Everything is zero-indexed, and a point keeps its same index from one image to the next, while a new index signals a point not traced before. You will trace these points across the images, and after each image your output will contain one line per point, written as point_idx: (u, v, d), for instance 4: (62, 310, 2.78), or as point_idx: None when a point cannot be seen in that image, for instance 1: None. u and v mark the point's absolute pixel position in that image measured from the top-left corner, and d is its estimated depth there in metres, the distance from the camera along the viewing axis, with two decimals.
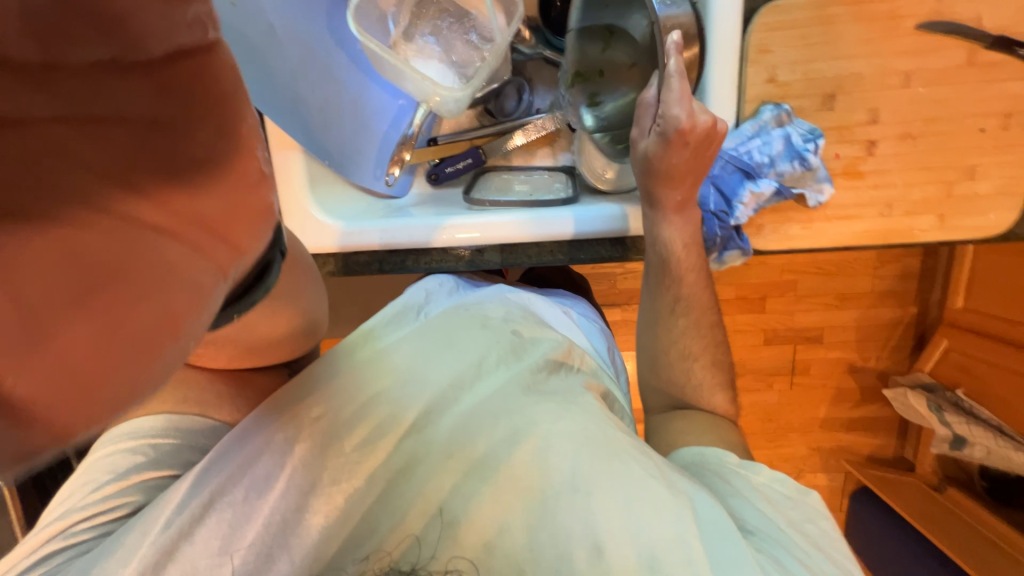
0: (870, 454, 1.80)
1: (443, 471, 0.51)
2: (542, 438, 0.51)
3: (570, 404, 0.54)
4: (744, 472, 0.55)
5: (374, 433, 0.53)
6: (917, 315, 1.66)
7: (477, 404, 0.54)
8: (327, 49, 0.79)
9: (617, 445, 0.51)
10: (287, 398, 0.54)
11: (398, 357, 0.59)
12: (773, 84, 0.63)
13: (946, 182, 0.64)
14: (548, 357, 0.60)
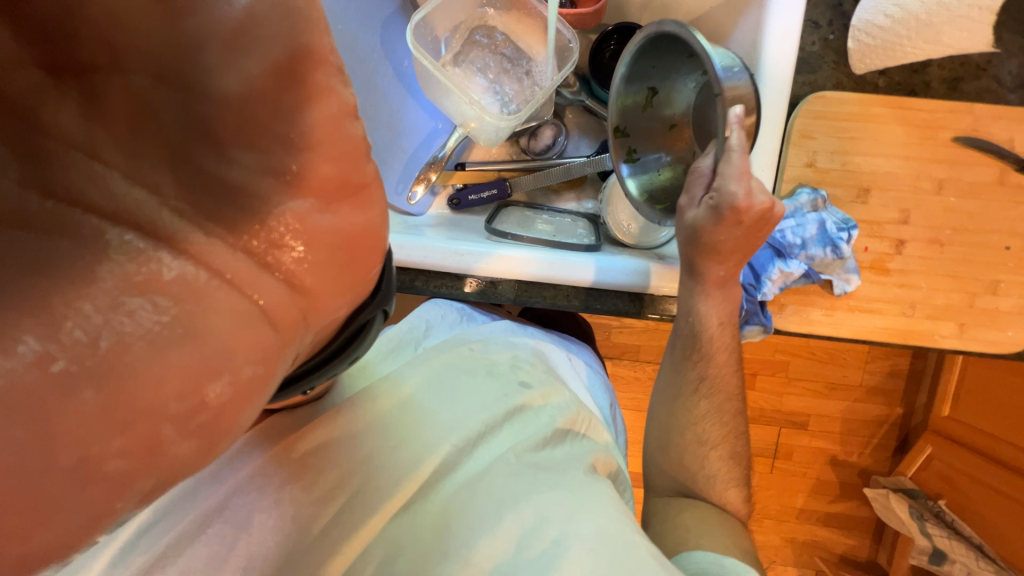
0: (844, 554, 1.74)
1: (437, 558, 0.49)
2: (552, 539, 0.48)
3: (578, 493, 0.52)
4: None
5: (358, 495, 0.52)
6: (902, 417, 1.65)
7: (481, 480, 0.53)
8: (374, 59, 0.79)
9: (633, 557, 0.47)
10: (273, 456, 0.52)
11: (394, 411, 0.56)
12: (811, 169, 0.64)
13: (969, 292, 0.64)
14: (556, 425, 0.58)
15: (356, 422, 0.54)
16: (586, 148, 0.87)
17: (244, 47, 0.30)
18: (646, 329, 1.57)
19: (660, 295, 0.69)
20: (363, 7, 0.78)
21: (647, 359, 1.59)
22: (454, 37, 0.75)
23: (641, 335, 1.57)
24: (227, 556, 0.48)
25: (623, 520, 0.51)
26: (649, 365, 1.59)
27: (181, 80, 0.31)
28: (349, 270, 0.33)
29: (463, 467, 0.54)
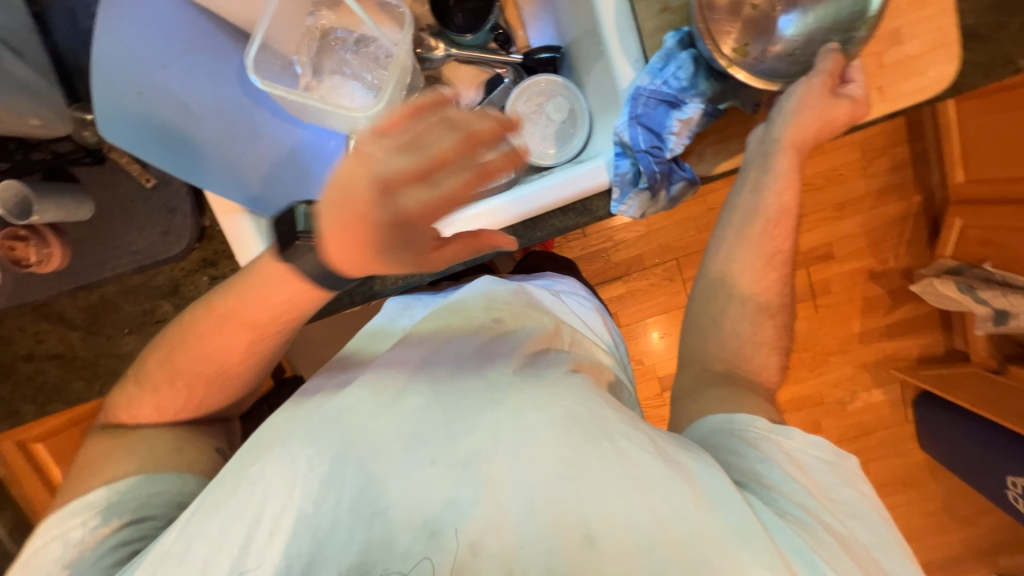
0: (920, 356, 1.72)
1: (419, 468, 0.48)
2: (524, 427, 0.49)
3: (553, 389, 0.53)
4: (776, 437, 0.54)
5: (334, 452, 0.50)
6: (923, 203, 1.59)
7: (460, 391, 0.54)
8: (245, 108, 0.74)
9: (606, 424, 0.50)
10: (282, 427, 0.54)
11: (387, 365, 0.58)
12: (670, 12, 0.62)
13: (875, 54, 0.62)
14: (532, 344, 0.61)
15: (346, 392, 0.57)
16: (477, 94, 0.87)
17: None
18: (640, 237, 1.58)
19: (588, 197, 0.70)
20: (207, 62, 0.71)
21: (653, 263, 1.60)
22: (306, 53, 0.75)
23: (638, 244, 1.58)
24: (241, 517, 0.48)
25: (594, 400, 0.53)
26: (657, 267, 1.60)
27: None
28: None
29: (447, 385, 0.55)
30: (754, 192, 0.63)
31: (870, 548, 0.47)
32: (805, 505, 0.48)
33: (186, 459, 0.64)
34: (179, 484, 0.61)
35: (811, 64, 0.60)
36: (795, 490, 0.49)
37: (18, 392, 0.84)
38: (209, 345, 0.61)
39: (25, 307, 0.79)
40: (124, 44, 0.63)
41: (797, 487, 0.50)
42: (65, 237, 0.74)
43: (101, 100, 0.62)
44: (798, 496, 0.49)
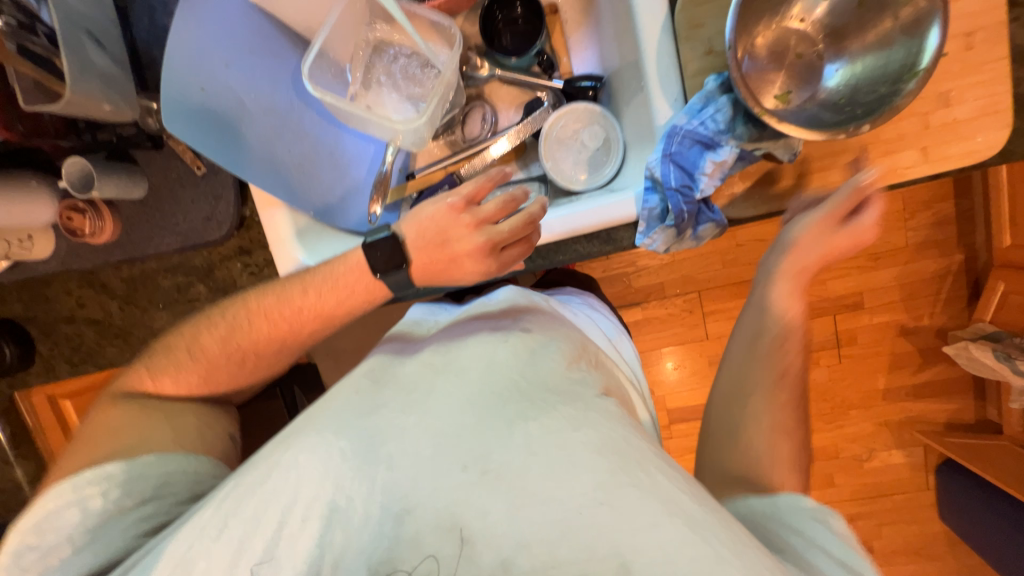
0: (948, 422, 1.64)
1: (452, 473, 0.50)
2: (557, 449, 0.50)
3: (585, 412, 0.54)
4: (822, 518, 0.49)
5: (371, 445, 0.53)
6: (964, 262, 1.53)
7: (494, 400, 0.56)
8: (297, 109, 0.79)
9: (639, 454, 0.51)
10: (323, 418, 0.58)
11: (425, 373, 0.61)
12: (713, 55, 0.63)
13: (920, 115, 0.61)
14: (566, 359, 0.63)
15: (382, 392, 0.60)
16: (515, 113, 0.89)
17: None
18: (664, 265, 1.56)
19: (613, 227, 0.70)
20: (268, 65, 0.76)
21: (674, 293, 1.58)
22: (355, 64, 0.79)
23: (661, 272, 1.57)
24: (277, 500, 0.51)
25: (623, 427, 0.54)
26: (678, 298, 1.58)
27: None
28: None
29: (486, 395, 0.57)
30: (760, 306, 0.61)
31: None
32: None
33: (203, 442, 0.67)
34: (194, 464, 0.63)
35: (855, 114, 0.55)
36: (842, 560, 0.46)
37: (56, 350, 0.89)
38: (252, 334, 0.69)
39: (73, 272, 0.85)
40: (192, 40, 0.68)
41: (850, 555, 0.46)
42: (118, 212, 0.79)
43: (167, 88, 0.66)
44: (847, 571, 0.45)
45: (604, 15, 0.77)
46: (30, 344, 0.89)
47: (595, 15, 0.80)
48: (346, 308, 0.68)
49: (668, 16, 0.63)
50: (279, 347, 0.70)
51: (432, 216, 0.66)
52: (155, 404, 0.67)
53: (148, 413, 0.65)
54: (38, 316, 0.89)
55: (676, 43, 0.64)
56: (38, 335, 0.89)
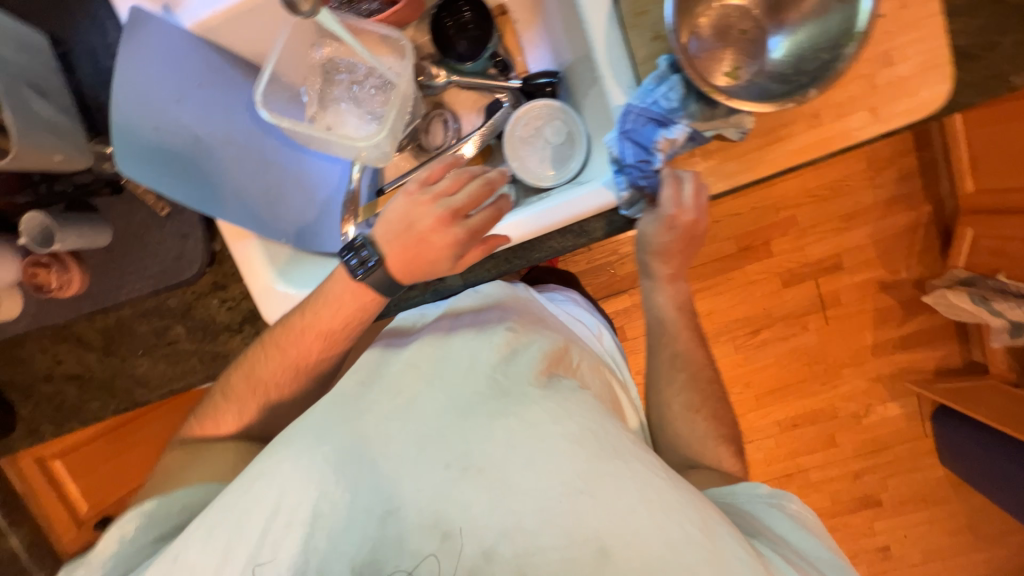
0: (936, 369, 1.68)
1: (434, 472, 0.50)
2: (540, 439, 0.51)
3: (564, 403, 0.54)
4: (777, 501, 0.59)
5: (353, 455, 0.53)
6: (932, 213, 1.57)
7: (475, 398, 0.56)
8: (256, 138, 0.78)
9: (619, 442, 0.52)
10: (303, 427, 0.56)
11: (405, 370, 0.60)
12: (661, 40, 0.64)
13: (866, 76, 0.62)
14: (544, 359, 0.62)
15: (365, 394, 0.58)
16: (477, 118, 0.90)
17: None
18: None
19: (585, 219, 0.71)
20: (223, 97, 0.75)
21: None
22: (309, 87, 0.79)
23: None
24: (259, 508, 0.51)
25: (601, 416, 0.55)
26: None
27: None
28: None
29: (466, 397, 0.56)
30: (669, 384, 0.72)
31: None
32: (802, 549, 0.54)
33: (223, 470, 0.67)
34: (215, 497, 0.64)
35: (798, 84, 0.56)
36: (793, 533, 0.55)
37: (37, 411, 0.87)
38: (271, 368, 0.69)
39: (45, 329, 0.83)
40: (139, 80, 0.67)
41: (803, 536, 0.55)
42: (85, 263, 0.77)
43: (118, 129, 0.65)
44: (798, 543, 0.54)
45: (552, 12, 0.78)
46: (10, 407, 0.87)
47: (544, 12, 0.81)
48: (345, 323, 0.67)
49: (613, 7, 0.64)
50: (298, 375, 0.70)
51: (399, 211, 0.63)
52: (200, 447, 0.69)
53: (187, 452, 0.68)
54: (14, 378, 0.87)
55: (625, 32, 0.64)
56: (16, 398, 0.87)
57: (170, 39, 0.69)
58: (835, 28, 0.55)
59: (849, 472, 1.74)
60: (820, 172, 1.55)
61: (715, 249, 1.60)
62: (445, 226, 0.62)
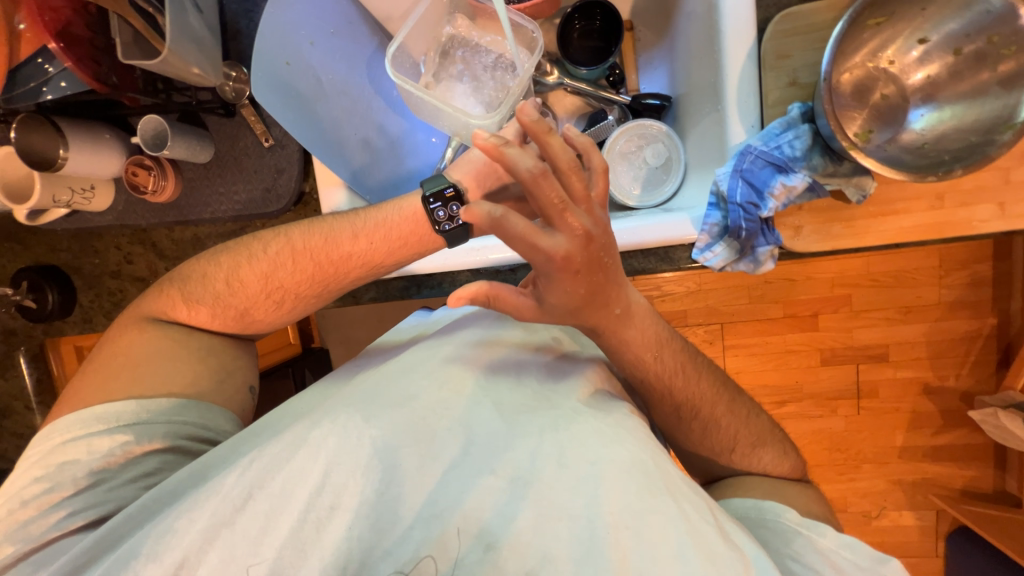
0: (964, 489, 1.59)
1: (478, 476, 0.50)
2: (588, 464, 0.50)
3: (613, 427, 0.53)
4: (807, 532, 0.57)
5: (397, 436, 0.51)
6: (997, 327, 1.50)
7: (521, 409, 0.55)
8: (367, 96, 0.80)
9: (667, 479, 0.50)
10: (346, 405, 0.53)
11: (450, 366, 0.57)
12: (796, 87, 0.63)
13: (1001, 169, 0.60)
14: (591, 378, 0.60)
15: (404, 378, 0.56)
16: (576, 123, 0.89)
17: (564, 282, 0.51)
18: (689, 293, 1.54)
19: (673, 247, 0.70)
20: (347, 49, 0.78)
21: (696, 322, 1.56)
22: (431, 56, 0.80)
23: (685, 299, 1.55)
24: (304, 482, 0.49)
25: (656, 447, 0.53)
26: (699, 328, 1.56)
27: (604, 266, 0.52)
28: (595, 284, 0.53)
29: (509, 401, 0.56)
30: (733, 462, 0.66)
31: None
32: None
33: (221, 394, 0.65)
34: (207, 417, 0.62)
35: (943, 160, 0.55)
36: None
37: (97, 303, 0.91)
38: (298, 274, 0.66)
39: (126, 229, 0.86)
40: (285, 17, 0.69)
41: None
42: (181, 174, 0.80)
43: (259, 59, 0.67)
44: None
45: (681, 37, 0.78)
46: (72, 292, 0.90)
47: (672, 36, 0.81)
48: (378, 241, 0.66)
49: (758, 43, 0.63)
50: (321, 290, 0.68)
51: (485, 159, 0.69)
52: (191, 333, 0.65)
53: (171, 343, 0.64)
54: (82, 266, 0.90)
55: (761, 71, 0.64)
56: (80, 285, 0.91)
57: None
58: (988, 113, 0.54)
59: None
60: (891, 258, 1.48)
61: (761, 309, 1.55)
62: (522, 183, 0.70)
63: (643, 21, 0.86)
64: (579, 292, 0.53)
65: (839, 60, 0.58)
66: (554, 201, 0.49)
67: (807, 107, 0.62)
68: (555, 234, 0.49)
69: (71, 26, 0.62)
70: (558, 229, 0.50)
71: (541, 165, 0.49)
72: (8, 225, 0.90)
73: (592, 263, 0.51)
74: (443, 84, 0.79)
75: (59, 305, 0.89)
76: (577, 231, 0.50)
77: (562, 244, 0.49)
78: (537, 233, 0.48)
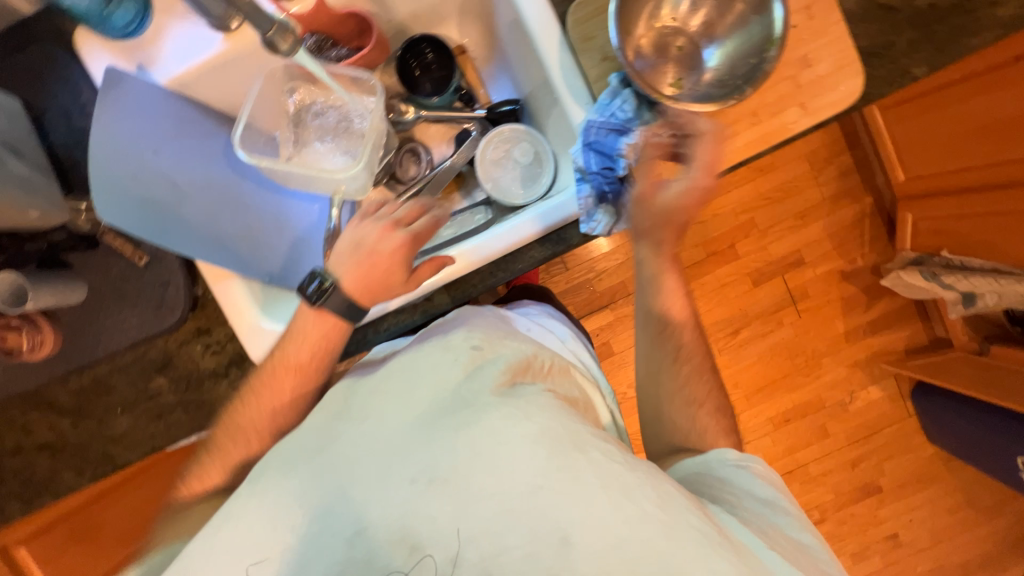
0: (907, 348, 1.77)
1: (399, 488, 0.52)
2: (498, 443, 0.52)
3: (522, 406, 0.55)
4: (744, 464, 0.61)
5: (318, 481, 0.54)
6: (874, 203, 1.70)
7: (432, 415, 0.57)
8: (234, 183, 0.80)
9: (578, 438, 0.52)
10: (289, 461, 0.57)
11: (373, 400, 0.60)
12: (610, 60, 0.71)
13: (791, 78, 0.70)
14: (509, 368, 0.61)
15: (333, 425, 0.59)
16: (446, 147, 0.96)
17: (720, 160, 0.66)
18: (620, 265, 1.62)
19: (562, 227, 0.75)
20: (197, 146, 0.77)
21: None
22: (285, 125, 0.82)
23: (619, 271, 1.63)
24: (241, 544, 0.53)
25: (566, 415, 0.56)
26: None
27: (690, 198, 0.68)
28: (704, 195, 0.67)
29: (423, 412, 0.57)
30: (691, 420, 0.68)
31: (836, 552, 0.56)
32: (768, 520, 0.55)
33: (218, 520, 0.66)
34: None
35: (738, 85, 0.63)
36: (763, 509, 0.56)
37: (3, 491, 0.81)
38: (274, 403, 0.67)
39: (12, 398, 0.78)
40: (116, 133, 0.67)
41: (773, 499, 0.57)
42: (60, 323, 0.75)
43: (97, 182, 0.64)
44: (774, 516, 0.55)
45: (507, 47, 0.85)
46: None
47: (500, 48, 0.88)
48: (346, 322, 0.69)
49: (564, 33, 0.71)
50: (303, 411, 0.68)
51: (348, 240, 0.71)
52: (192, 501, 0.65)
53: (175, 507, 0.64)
54: None
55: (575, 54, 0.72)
56: None
57: (149, 92, 0.71)
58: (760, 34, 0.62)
59: (847, 461, 1.76)
60: (770, 176, 1.67)
61: (684, 256, 1.67)
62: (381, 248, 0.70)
63: (473, 43, 0.93)
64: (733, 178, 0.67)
65: (626, 26, 0.66)
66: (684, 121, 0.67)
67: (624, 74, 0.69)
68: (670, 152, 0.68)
69: None
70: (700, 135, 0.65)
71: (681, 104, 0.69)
72: None
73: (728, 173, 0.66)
74: (310, 149, 0.83)
75: None
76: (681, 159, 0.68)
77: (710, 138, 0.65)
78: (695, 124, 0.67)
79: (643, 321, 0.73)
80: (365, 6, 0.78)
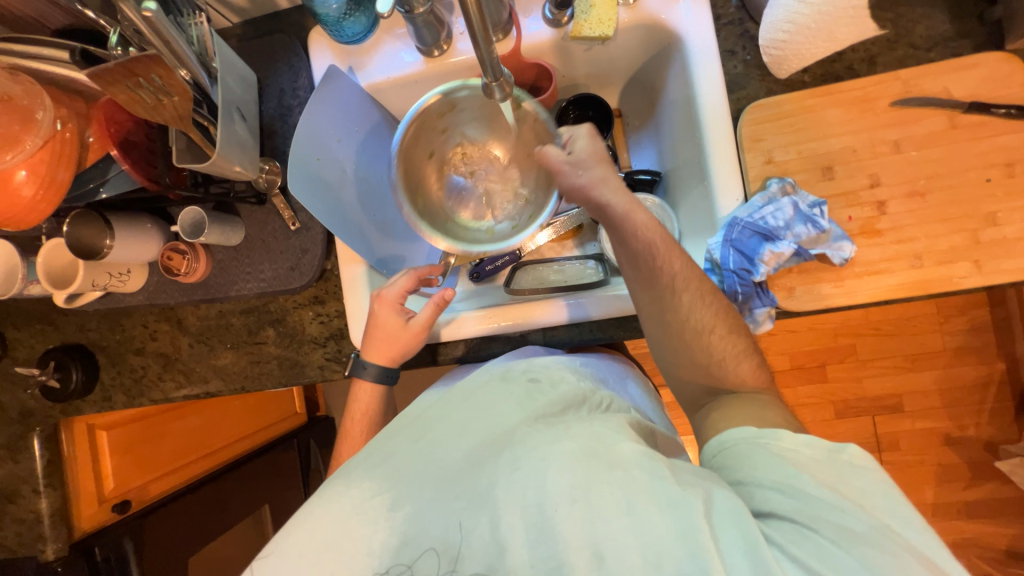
0: (1010, 549, 1.50)
1: (450, 500, 0.52)
2: (538, 460, 0.53)
3: (562, 429, 0.57)
4: (765, 440, 0.54)
5: (386, 484, 0.54)
6: (1008, 372, 1.48)
7: (484, 436, 0.58)
8: (385, 180, 0.91)
9: (615, 454, 0.53)
10: (356, 469, 0.57)
11: (432, 420, 0.62)
12: (772, 164, 0.71)
13: (970, 230, 0.65)
14: (566, 400, 0.63)
15: (395, 438, 0.60)
16: None
17: (600, 159, 0.68)
18: None
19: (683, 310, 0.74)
20: (370, 143, 0.88)
21: None
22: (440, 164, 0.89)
23: None
24: (306, 549, 0.51)
25: (606, 433, 0.56)
26: None
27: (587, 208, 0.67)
28: (607, 163, 0.67)
29: (476, 429, 0.60)
30: (695, 335, 0.65)
31: (899, 526, 0.46)
32: (795, 513, 0.47)
33: None
34: None
35: (577, 134, 0.70)
36: (789, 505, 0.47)
37: (118, 380, 0.94)
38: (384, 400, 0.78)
39: (155, 307, 0.91)
40: (319, 118, 0.77)
41: (794, 473, 0.49)
42: (212, 256, 0.86)
43: (295, 157, 0.73)
44: (802, 506, 0.47)
45: (665, 124, 0.88)
46: (95, 369, 0.93)
47: (656, 123, 0.91)
48: (398, 341, 0.76)
49: (742, 130, 0.72)
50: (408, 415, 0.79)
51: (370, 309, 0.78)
52: None
53: None
54: (107, 344, 0.94)
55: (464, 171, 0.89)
56: (104, 362, 0.94)
57: (351, 91, 0.82)
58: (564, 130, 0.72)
59: None
60: (888, 307, 1.49)
61: (768, 361, 1.55)
62: (390, 312, 0.76)
63: (629, 111, 0.97)
64: (601, 166, 0.67)
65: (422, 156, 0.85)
66: (578, 138, 0.69)
67: (786, 180, 0.70)
68: (582, 144, 0.68)
69: (130, 133, 0.70)
70: (577, 150, 0.68)
71: (591, 130, 0.69)
72: (43, 307, 0.95)
73: (601, 167, 0.67)
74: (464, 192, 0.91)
75: (81, 383, 0.92)
76: (582, 152, 0.68)
77: (595, 143, 0.69)
78: (588, 136, 0.69)
79: (632, 266, 0.65)
80: (550, 59, 0.84)
